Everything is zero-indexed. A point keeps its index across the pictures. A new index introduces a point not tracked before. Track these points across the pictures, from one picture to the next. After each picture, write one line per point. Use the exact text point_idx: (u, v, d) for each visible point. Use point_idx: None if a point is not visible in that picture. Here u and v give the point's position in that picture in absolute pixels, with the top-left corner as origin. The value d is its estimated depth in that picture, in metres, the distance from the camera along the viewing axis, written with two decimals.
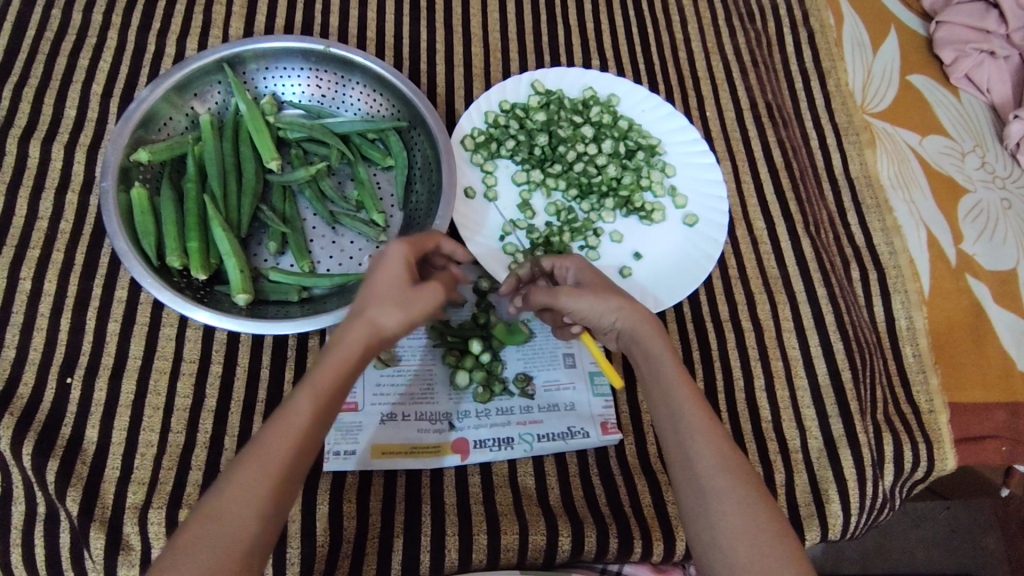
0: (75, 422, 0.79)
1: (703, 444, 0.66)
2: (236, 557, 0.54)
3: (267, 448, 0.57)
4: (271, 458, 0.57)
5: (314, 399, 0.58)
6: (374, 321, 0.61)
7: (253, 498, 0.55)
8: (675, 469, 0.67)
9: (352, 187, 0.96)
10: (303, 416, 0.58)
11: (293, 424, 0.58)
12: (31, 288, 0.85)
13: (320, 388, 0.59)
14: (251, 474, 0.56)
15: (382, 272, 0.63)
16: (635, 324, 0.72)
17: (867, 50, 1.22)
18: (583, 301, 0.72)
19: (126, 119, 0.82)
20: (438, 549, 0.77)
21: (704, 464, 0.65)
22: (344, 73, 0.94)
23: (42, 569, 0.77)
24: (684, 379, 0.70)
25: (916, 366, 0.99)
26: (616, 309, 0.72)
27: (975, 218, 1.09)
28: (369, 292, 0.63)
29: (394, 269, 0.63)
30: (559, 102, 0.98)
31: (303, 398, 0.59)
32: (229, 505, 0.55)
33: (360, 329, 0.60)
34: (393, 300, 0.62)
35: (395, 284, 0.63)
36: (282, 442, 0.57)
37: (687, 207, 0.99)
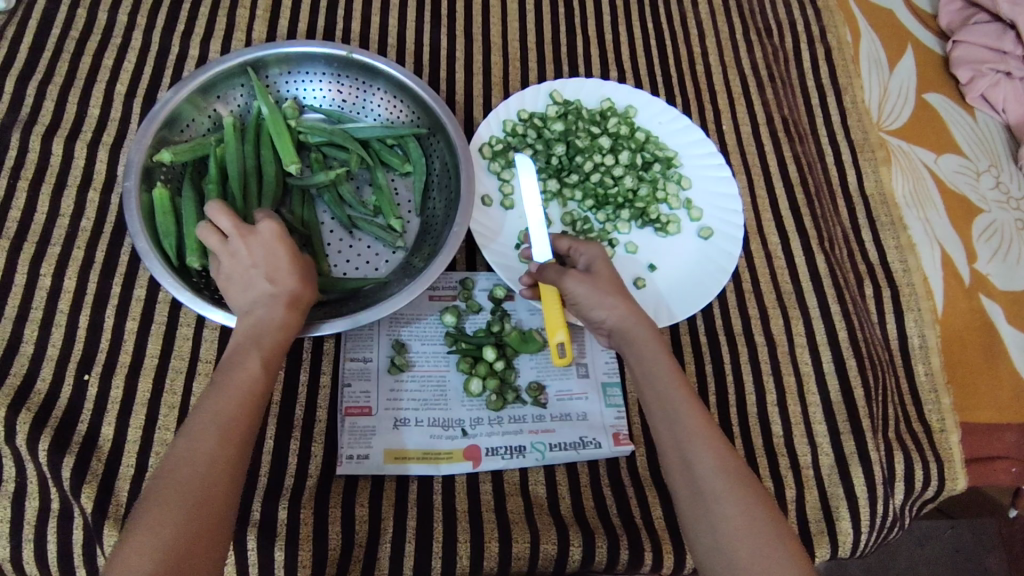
0: (92, 418, 0.79)
1: (699, 444, 0.67)
2: (211, 496, 0.58)
3: (221, 403, 0.62)
4: (227, 408, 0.62)
5: (260, 352, 0.66)
6: (290, 287, 0.69)
7: (216, 439, 0.60)
8: (673, 471, 0.67)
9: (370, 192, 0.96)
10: (254, 369, 0.65)
11: (245, 374, 0.65)
12: (51, 286, 0.86)
13: (264, 343, 0.67)
14: (211, 424, 0.61)
15: (275, 249, 0.70)
16: (632, 325, 0.74)
17: (883, 68, 1.22)
18: (586, 288, 0.73)
19: (150, 120, 0.83)
20: (450, 555, 0.77)
21: (701, 466, 0.66)
22: (365, 80, 0.95)
23: (53, 566, 0.77)
24: (679, 380, 0.71)
25: (928, 384, 0.99)
26: (615, 307, 0.73)
27: (990, 238, 1.09)
28: (269, 268, 0.69)
29: (282, 242, 0.71)
30: (576, 113, 0.99)
31: (251, 355, 0.66)
32: (194, 459, 0.59)
33: (280, 299, 0.68)
34: (298, 270, 0.70)
35: (287, 257, 0.70)
36: (238, 394, 0.63)
37: (702, 220, 0.99)
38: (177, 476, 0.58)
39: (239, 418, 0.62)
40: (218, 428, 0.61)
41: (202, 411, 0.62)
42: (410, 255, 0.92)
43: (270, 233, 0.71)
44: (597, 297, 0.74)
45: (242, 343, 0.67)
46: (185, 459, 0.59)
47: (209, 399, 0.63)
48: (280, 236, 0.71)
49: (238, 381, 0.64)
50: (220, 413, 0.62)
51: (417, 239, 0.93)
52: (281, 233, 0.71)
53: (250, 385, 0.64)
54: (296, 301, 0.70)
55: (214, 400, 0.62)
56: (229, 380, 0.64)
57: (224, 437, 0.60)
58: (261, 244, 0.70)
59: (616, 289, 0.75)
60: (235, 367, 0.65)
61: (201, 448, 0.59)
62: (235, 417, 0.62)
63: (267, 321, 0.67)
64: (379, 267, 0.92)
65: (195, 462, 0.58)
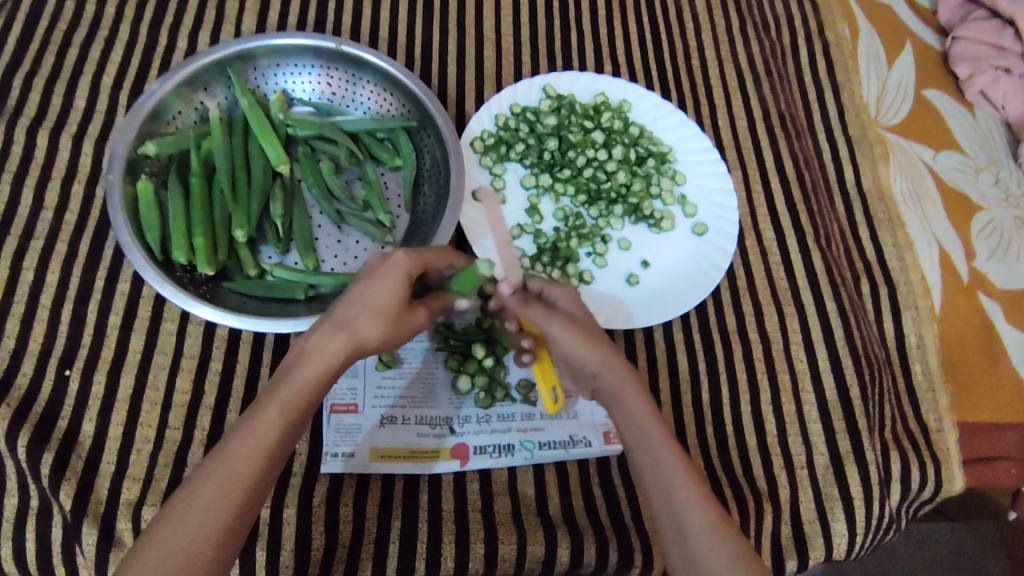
0: (73, 415, 0.78)
1: (695, 514, 0.63)
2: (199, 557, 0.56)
3: (236, 455, 0.59)
4: (239, 463, 0.59)
5: (286, 399, 0.61)
6: (363, 330, 0.62)
7: (225, 496, 0.58)
8: (671, 542, 0.64)
9: (360, 186, 0.94)
10: (275, 425, 0.60)
11: (264, 429, 0.60)
12: (33, 280, 0.84)
13: (298, 392, 0.61)
14: (223, 476, 0.58)
15: (385, 288, 0.63)
16: (621, 379, 0.68)
17: (882, 64, 1.20)
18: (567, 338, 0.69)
19: (135, 112, 0.82)
20: (435, 556, 0.76)
21: (697, 538, 0.63)
22: (354, 72, 0.93)
23: (32, 564, 0.75)
24: (671, 441, 0.67)
25: (925, 384, 0.97)
26: (604, 361, 0.68)
27: (989, 236, 1.08)
28: (364, 303, 0.63)
29: (398, 285, 0.64)
30: (570, 107, 0.98)
31: (275, 408, 0.60)
32: (195, 510, 0.57)
33: (345, 336, 0.62)
34: (385, 319, 0.63)
35: (389, 295, 0.63)
36: (255, 451, 0.59)
37: (696, 216, 0.98)
38: (175, 525, 0.57)
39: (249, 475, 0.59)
40: (226, 483, 0.58)
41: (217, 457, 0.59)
42: None
43: (395, 269, 0.64)
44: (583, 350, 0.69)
45: (290, 369, 0.62)
46: (186, 509, 0.57)
47: (228, 442, 0.60)
48: (398, 275, 0.64)
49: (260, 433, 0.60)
50: (233, 467, 0.59)
51: (406, 234, 0.91)
52: (405, 274, 0.65)
53: (269, 441, 0.60)
54: (357, 348, 0.63)
55: (230, 453, 0.59)
56: (250, 431, 0.60)
57: (228, 492, 0.58)
58: (382, 274, 0.64)
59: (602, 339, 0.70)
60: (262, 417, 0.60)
61: (204, 499, 0.58)
62: (245, 472, 0.59)
63: (311, 365, 0.61)
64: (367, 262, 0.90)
65: (197, 514, 0.57)
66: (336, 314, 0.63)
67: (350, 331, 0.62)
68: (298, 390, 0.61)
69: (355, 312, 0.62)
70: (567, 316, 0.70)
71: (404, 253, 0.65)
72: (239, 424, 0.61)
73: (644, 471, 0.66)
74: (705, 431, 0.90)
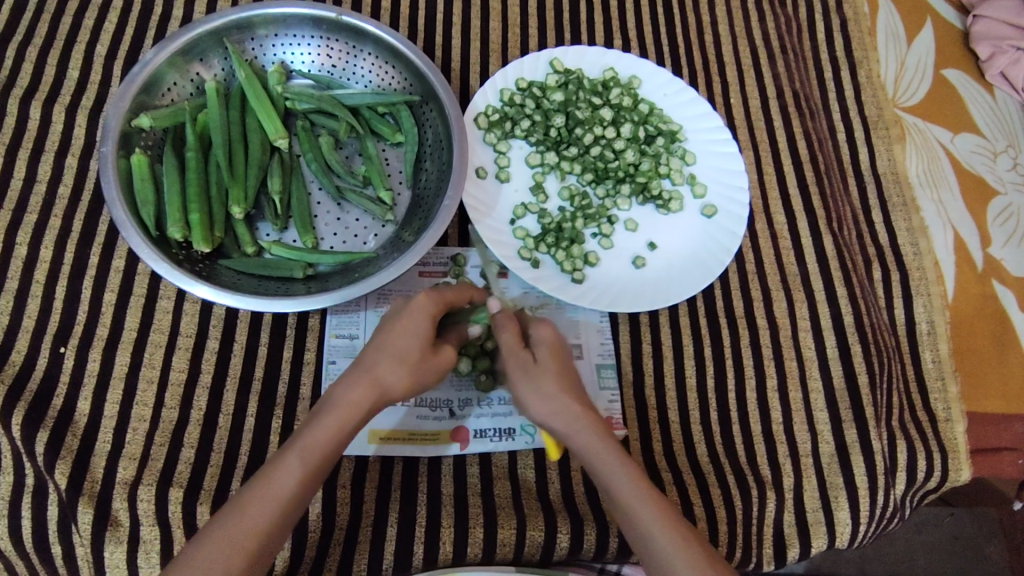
0: (68, 394, 0.77)
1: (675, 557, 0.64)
2: None
3: (252, 508, 0.60)
4: (253, 517, 0.59)
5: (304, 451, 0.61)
6: (389, 377, 0.64)
7: (242, 543, 0.59)
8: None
9: (360, 162, 0.92)
10: (291, 480, 0.61)
11: (284, 480, 0.61)
12: (27, 255, 0.82)
13: (319, 442, 0.62)
14: (242, 523, 0.59)
15: (410, 331, 0.65)
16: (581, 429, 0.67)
17: (901, 41, 1.16)
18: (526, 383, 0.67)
19: (128, 82, 0.79)
20: (433, 540, 0.75)
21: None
22: (355, 43, 0.90)
23: (29, 542, 0.75)
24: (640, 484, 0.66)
25: (934, 372, 0.95)
26: (563, 411, 0.67)
27: (1005, 221, 1.05)
28: (392, 346, 0.64)
29: (422, 328, 0.65)
30: (578, 82, 0.95)
31: (292, 462, 0.61)
32: (206, 565, 0.57)
33: (367, 385, 0.63)
34: (412, 366, 0.65)
35: (412, 340, 0.65)
36: (269, 506, 0.60)
37: (706, 197, 0.95)
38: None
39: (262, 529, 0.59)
40: (239, 536, 0.59)
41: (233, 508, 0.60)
42: (400, 229, 0.88)
43: (418, 312, 0.66)
44: (540, 401, 0.67)
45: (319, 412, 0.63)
46: (197, 563, 0.57)
47: (247, 495, 0.61)
48: (419, 316, 0.66)
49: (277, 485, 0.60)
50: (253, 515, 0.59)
51: (407, 212, 0.89)
52: (425, 318, 0.66)
53: (284, 495, 0.60)
54: (381, 396, 0.64)
55: (251, 501, 0.60)
56: (267, 483, 0.60)
57: (239, 547, 0.58)
58: (406, 318, 0.66)
59: (560, 384, 0.67)
60: (280, 471, 0.61)
61: (215, 551, 0.58)
62: (256, 526, 0.59)
63: (331, 417, 0.62)
64: (367, 241, 0.88)
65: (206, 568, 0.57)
66: (361, 363, 0.65)
67: (374, 381, 0.63)
68: (317, 445, 0.62)
69: (381, 359, 0.64)
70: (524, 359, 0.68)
71: (427, 298, 0.67)
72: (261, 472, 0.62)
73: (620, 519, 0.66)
74: (709, 417, 0.89)
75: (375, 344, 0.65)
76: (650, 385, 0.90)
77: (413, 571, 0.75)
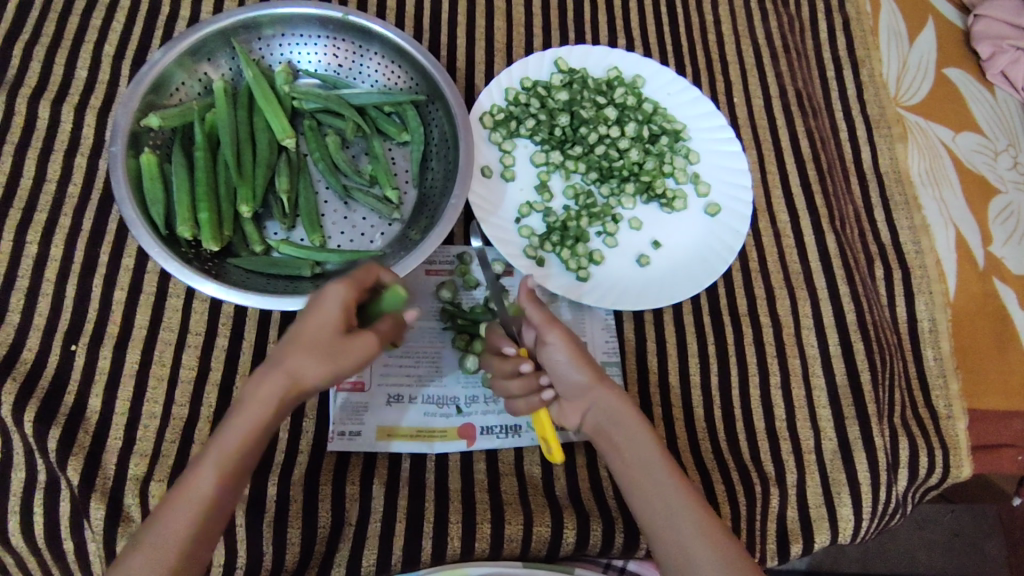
0: (79, 391, 0.78)
1: (694, 530, 0.66)
2: None
3: (173, 513, 0.59)
4: (177, 521, 0.58)
5: (218, 454, 0.60)
6: (300, 370, 0.61)
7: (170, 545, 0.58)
8: (672, 560, 0.66)
9: (366, 161, 0.93)
10: (208, 479, 0.59)
11: (200, 483, 0.59)
12: (37, 253, 0.83)
13: (232, 440, 0.60)
14: (168, 528, 0.58)
15: (321, 321, 0.63)
16: (612, 402, 0.73)
17: (903, 40, 1.17)
18: (568, 351, 0.72)
19: (137, 83, 0.80)
20: (441, 537, 0.76)
21: (700, 556, 0.65)
22: (362, 43, 0.91)
23: (40, 538, 0.75)
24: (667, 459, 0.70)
25: (936, 370, 0.96)
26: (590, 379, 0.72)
27: (1006, 220, 1.06)
28: (302, 338, 0.62)
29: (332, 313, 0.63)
30: (582, 82, 0.96)
31: (207, 467, 0.60)
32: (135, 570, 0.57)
33: (276, 381, 0.61)
34: (327, 356, 0.62)
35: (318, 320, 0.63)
36: (189, 511, 0.59)
37: (709, 196, 0.96)
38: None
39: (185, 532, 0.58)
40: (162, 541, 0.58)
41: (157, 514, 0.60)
42: (406, 228, 0.88)
43: (328, 301, 0.63)
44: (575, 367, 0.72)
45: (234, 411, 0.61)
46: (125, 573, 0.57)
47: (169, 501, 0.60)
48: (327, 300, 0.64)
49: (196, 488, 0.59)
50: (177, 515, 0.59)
51: (414, 211, 0.90)
52: (331, 304, 0.64)
53: (204, 499, 0.59)
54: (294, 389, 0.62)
55: (174, 505, 0.59)
56: (184, 490, 0.59)
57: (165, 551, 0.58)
58: (317, 310, 0.63)
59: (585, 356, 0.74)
60: (198, 477, 0.59)
61: (140, 559, 0.58)
62: (180, 528, 0.58)
63: (243, 415, 0.60)
64: (374, 240, 0.89)
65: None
66: (273, 358, 0.62)
67: (282, 376, 0.61)
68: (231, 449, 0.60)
69: (293, 353, 0.62)
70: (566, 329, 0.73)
71: (334, 286, 0.64)
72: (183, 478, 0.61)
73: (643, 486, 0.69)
74: (712, 414, 0.90)
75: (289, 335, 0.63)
76: (655, 382, 0.90)
77: (421, 566, 0.76)
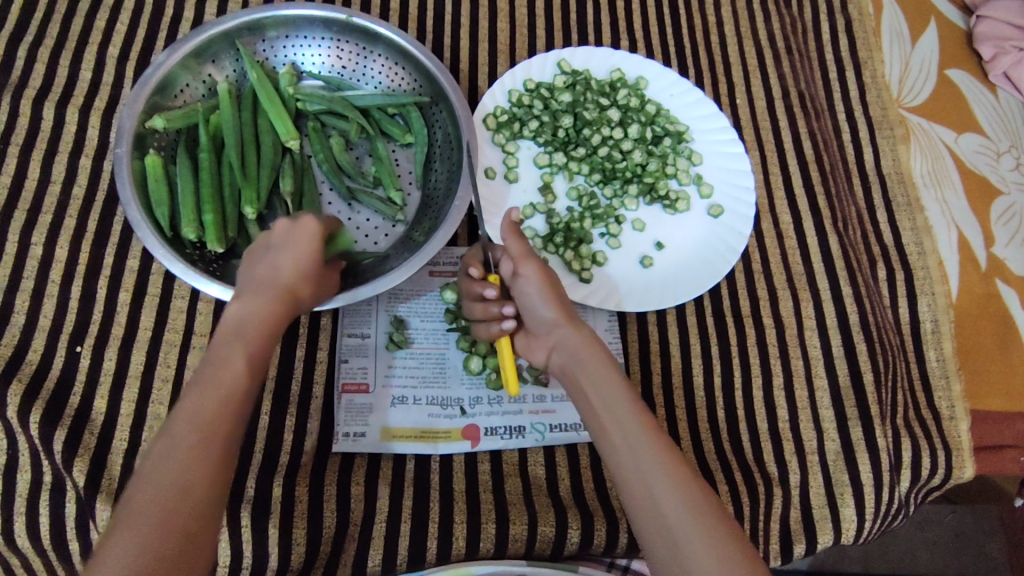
0: (85, 392, 0.78)
1: (663, 476, 0.60)
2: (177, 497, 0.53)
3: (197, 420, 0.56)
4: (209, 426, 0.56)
5: (243, 347, 0.61)
6: (299, 288, 0.67)
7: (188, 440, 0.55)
8: (638, 507, 0.60)
9: (370, 163, 0.93)
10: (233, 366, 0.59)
11: (226, 371, 0.59)
12: (42, 255, 0.83)
13: (249, 336, 0.62)
14: (189, 424, 0.56)
15: (308, 244, 0.68)
16: (578, 342, 0.68)
17: (906, 42, 1.17)
18: (540, 285, 0.70)
19: (142, 84, 0.80)
20: (446, 536, 0.76)
21: (670, 505, 0.59)
22: (366, 45, 0.91)
23: (46, 539, 0.76)
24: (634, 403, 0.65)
25: (939, 371, 0.96)
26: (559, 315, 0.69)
27: (1008, 221, 1.06)
28: (296, 258, 0.67)
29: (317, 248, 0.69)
30: (585, 83, 0.96)
31: (232, 355, 0.60)
32: (155, 474, 0.53)
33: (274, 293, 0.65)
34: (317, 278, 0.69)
35: (309, 252, 0.68)
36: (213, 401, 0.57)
37: (712, 197, 0.96)
38: (139, 493, 0.52)
39: (215, 431, 0.56)
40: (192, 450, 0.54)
41: (166, 435, 0.55)
42: (410, 230, 0.89)
43: (308, 229, 0.68)
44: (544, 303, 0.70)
45: (231, 328, 0.62)
46: (144, 482, 0.53)
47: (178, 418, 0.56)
48: (313, 232, 0.69)
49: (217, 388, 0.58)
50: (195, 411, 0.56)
51: (417, 212, 0.90)
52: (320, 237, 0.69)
53: (229, 385, 0.58)
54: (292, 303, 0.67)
55: (192, 403, 0.57)
56: (203, 388, 0.58)
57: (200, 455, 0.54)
58: (299, 236, 0.68)
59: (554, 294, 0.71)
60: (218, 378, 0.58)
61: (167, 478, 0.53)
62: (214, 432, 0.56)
63: (255, 320, 0.63)
64: (378, 241, 0.89)
65: (154, 479, 0.53)
66: (260, 280, 0.66)
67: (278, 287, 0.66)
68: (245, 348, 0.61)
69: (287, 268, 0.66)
70: (542, 265, 0.72)
71: (316, 223, 0.69)
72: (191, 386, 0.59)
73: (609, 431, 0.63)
74: (715, 415, 0.90)
75: (263, 263, 0.67)
76: (658, 383, 0.91)
77: (426, 565, 0.77)
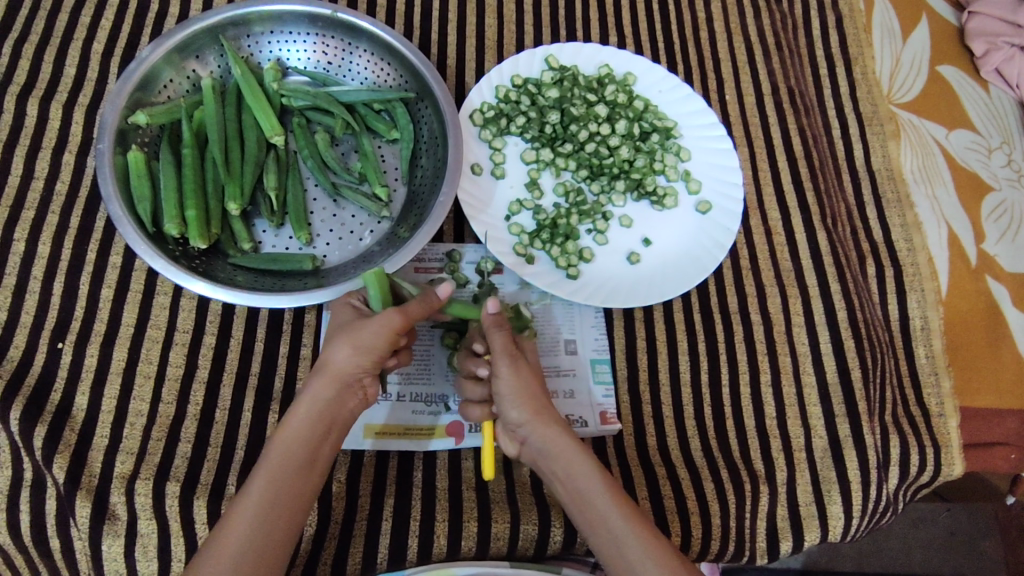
0: (66, 388, 0.77)
1: (641, 552, 0.65)
2: (272, 534, 0.62)
3: (265, 508, 0.63)
4: (274, 514, 0.63)
5: (316, 410, 0.66)
6: (333, 354, 0.66)
7: (277, 484, 0.64)
8: None
9: (356, 159, 0.92)
10: (306, 423, 0.66)
11: (303, 430, 0.66)
12: (24, 251, 0.83)
13: (320, 399, 0.66)
14: (275, 471, 0.64)
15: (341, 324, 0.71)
16: (551, 434, 0.70)
17: (898, 38, 1.16)
18: (513, 386, 0.69)
19: (125, 79, 0.80)
20: (427, 535, 0.76)
21: None
22: (351, 40, 0.90)
23: (27, 536, 0.75)
24: (606, 480, 0.69)
25: (928, 367, 0.96)
26: (530, 402, 0.70)
27: (999, 218, 1.05)
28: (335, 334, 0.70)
29: (380, 339, 0.66)
30: (573, 79, 0.96)
31: (303, 414, 0.66)
32: (248, 512, 0.62)
33: (327, 381, 0.66)
34: (348, 339, 0.66)
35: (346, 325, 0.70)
36: (290, 454, 0.65)
37: (700, 193, 0.95)
38: (238, 525, 0.62)
39: (302, 479, 0.65)
40: (257, 539, 0.62)
41: (264, 471, 0.64)
42: (396, 225, 0.88)
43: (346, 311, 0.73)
44: (518, 398, 0.69)
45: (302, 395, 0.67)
46: (241, 515, 0.62)
47: (244, 505, 0.63)
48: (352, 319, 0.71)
49: (285, 479, 0.64)
50: (281, 461, 0.64)
51: (403, 208, 0.89)
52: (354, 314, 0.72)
53: (302, 443, 0.65)
54: (335, 369, 0.66)
55: (279, 453, 0.65)
56: (287, 439, 0.65)
57: (263, 550, 0.61)
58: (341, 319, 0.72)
59: (528, 385, 0.70)
60: (283, 474, 0.64)
61: (233, 566, 0.60)
62: (277, 529, 0.63)
63: (317, 384, 0.66)
64: (364, 237, 0.88)
65: (251, 518, 0.62)
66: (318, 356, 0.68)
67: (334, 375, 0.66)
68: (302, 443, 0.66)
69: (344, 354, 0.66)
70: (518, 363, 0.70)
71: (349, 304, 0.74)
72: (278, 435, 0.66)
73: (588, 517, 0.68)
74: (703, 412, 0.89)
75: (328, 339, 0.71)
76: (645, 381, 0.90)
77: (408, 565, 0.76)
